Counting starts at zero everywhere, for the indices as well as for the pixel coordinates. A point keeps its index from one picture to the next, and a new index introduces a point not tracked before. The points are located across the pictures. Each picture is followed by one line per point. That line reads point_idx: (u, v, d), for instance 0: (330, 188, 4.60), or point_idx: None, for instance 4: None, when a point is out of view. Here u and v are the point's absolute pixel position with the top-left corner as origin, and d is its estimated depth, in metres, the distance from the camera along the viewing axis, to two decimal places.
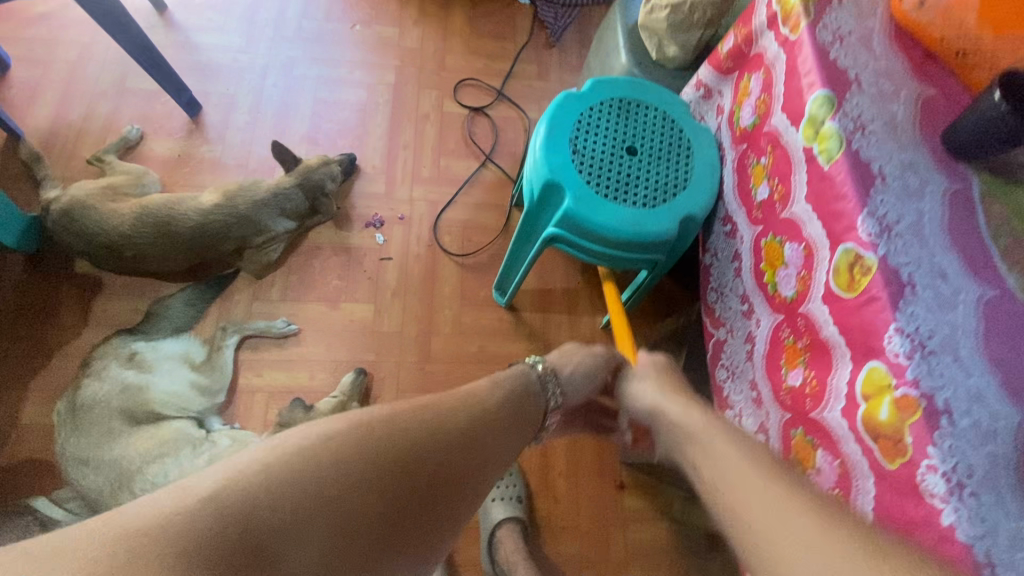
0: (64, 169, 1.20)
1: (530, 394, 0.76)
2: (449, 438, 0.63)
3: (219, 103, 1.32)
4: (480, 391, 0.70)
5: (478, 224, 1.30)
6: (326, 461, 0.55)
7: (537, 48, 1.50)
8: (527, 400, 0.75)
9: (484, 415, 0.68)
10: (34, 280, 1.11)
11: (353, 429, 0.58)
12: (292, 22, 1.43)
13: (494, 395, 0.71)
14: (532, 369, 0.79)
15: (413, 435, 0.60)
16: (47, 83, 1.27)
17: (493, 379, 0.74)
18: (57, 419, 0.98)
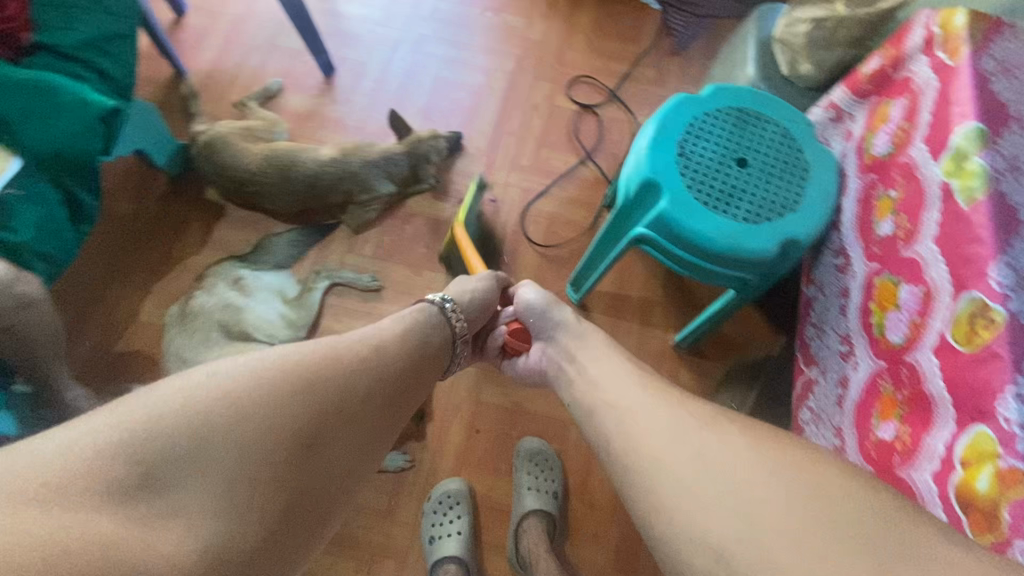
0: (213, 108, 1.35)
1: (431, 325, 0.78)
2: (362, 354, 0.64)
3: (351, 68, 1.42)
4: (378, 328, 0.71)
5: (565, 218, 1.31)
6: (210, 403, 0.51)
7: (659, 54, 1.48)
8: (429, 333, 0.76)
9: (360, 354, 0.64)
10: (171, 199, 1.26)
11: (284, 361, 0.57)
12: (429, 2, 1.51)
13: (397, 334, 0.72)
14: (436, 302, 0.81)
15: (336, 370, 0.60)
16: (214, 32, 1.44)
17: (392, 320, 0.74)
18: (168, 319, 1.12)
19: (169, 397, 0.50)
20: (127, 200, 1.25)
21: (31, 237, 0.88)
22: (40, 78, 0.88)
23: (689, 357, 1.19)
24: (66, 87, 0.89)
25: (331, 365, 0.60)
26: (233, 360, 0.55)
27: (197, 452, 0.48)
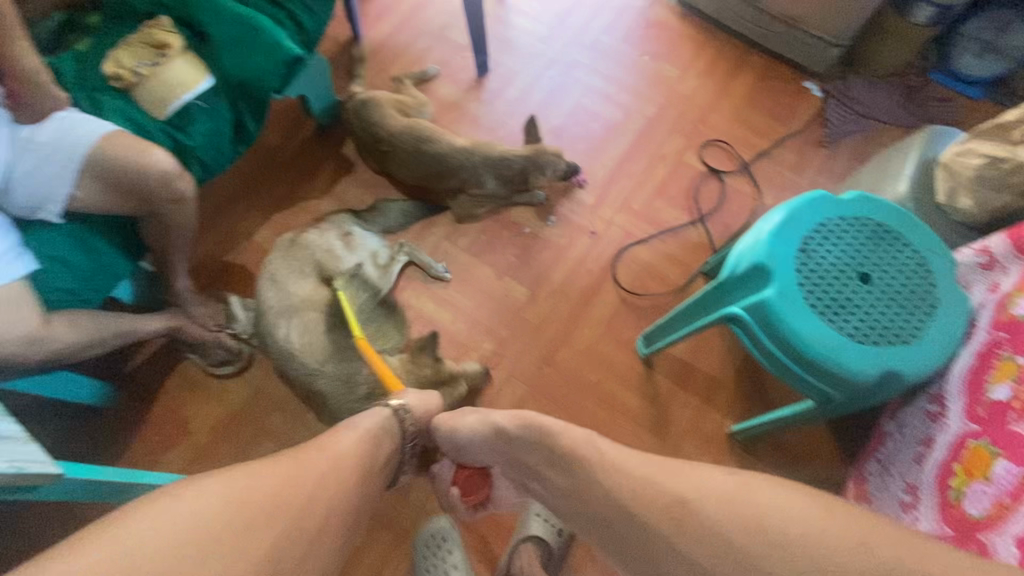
0: (373, 76, 1.48)
1: (387, 433, 0.75)
2: (327, 468, 0.61)
3: (503, 74, 1.49)
4: (338, 441, 0.66)
5: (657, 274, 1.29)
6: (181, 537, 0.48)
7: (804, 141, 1.44)
8: (383, 441, 0.73)
9: (312, 474, 0.59)
10: (312, 143, 1.39)
11: (243, 481, 0.54)
12: (593, 32, 1.55)
13: (353, 446, 0.67)
14: (390, 407, 0.79)
15: (302, 484, 0.57)
16: (396, 10, 1.57)
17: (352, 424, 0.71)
18: (280, 243, 1.23)
19: (126, 543, 0.46)
20: (277, 134, 1.39)
21: (199, 144, 1.01)
22: (249, 18, 1.00)
23: (739, 449, 1.13)
24: (267, 30, 1.01)
25: (288, 491, 0.56)
26: (171, 497, 0.51)
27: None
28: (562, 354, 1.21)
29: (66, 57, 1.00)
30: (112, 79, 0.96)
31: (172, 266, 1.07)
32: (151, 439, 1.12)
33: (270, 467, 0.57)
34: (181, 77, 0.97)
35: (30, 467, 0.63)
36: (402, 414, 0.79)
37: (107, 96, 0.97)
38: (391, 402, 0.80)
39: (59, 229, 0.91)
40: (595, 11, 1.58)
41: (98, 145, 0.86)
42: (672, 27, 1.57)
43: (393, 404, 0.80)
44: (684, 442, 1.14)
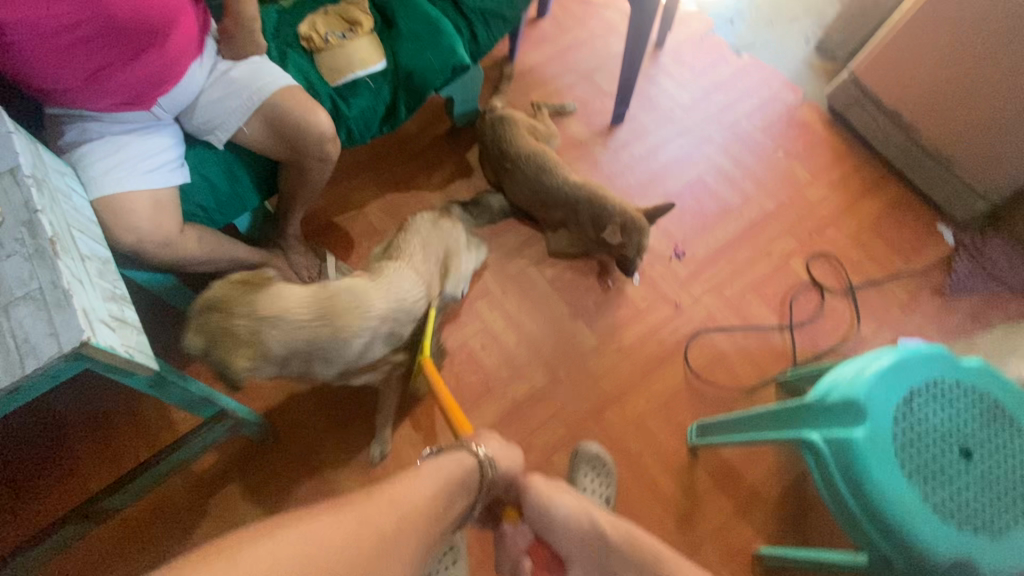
0: (515, 96, 1.55)
1: (465, 488, 0.76)
2: (403, 513, 0.66)
3: (635, 128, 1.53)
4: (413, 489, 0.70)
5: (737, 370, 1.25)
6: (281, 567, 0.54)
7: (921, 283, 1.37)
8: (459, 491, 0.75)
9: (363, 530, 0.61)
10: (441, 140, 1.47)
11: (343, 526, 0.61)
12: (735, 114, 1.56)
13: (426, 495, 0.70)
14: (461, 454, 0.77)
15: (380, 527, 0.63)
16: (554, 43, 1.64)
17: (425, 475, 0.73)
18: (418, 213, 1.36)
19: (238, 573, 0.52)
20: (414, 123, 1.48)
21: (354, 116, 1.10)
22: (436, 20, 1.08)
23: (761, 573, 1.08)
24: (448, 34, 1.08)
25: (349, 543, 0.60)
26: (253, 547, 0.55)
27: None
28: (610, 413, 1.20)
29: (271, 10, 1.12)
30: (303, 40, 1.07)
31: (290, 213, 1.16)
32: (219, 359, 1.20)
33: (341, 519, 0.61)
34: (362, 54, 1.06)
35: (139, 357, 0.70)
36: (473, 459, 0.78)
37: (295, 53, 1.07)
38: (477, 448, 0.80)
39: (217, 154, 1.01)
40: (742, 95, 1.59)
41: (276, 93, 0.95)
42: (815, 131, 1.55)
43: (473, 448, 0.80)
44: (706, 545, 1.10)
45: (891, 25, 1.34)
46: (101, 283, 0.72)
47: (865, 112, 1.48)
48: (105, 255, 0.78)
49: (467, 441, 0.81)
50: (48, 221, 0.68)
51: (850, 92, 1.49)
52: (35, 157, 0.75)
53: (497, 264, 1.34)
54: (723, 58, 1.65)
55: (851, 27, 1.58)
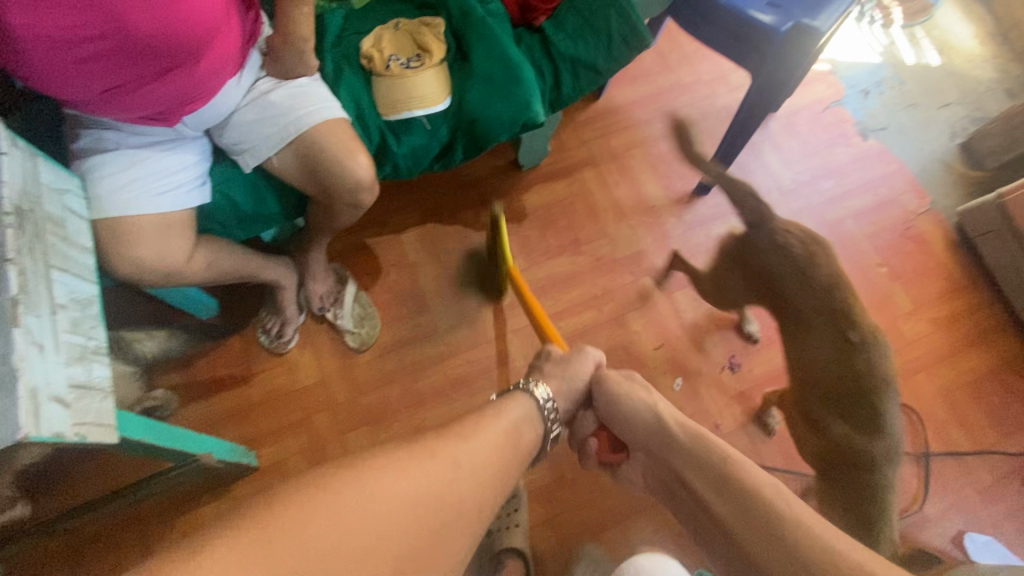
0: (592, 139, 1.38)
1: (527, 421, 0.76)
2: (469, 467, 0.63)
3: (719, 205, 1.32)
4: (481, 433, 0.68)
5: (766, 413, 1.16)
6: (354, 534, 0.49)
7: (1012, 469, 1.16)
8: (522, 430, 0.74)
9: (444, 485, 0.58)
10: (500, 174, 1.33)
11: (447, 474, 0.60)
12: (841, 209, 1.34)
13: (493, 442, 0.68)
14: (535, 398, 0.79)
15: (437, 489, 0.58)
16: (652, 80, 1.43)
17: (489, 439, 0.68)
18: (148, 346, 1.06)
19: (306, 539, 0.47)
20: None
21: (402, 154, 0.97)
22: (516, 64, 0.92)
23: None
24: (527, 86, 0.92)
25: (407, 498, 0.55)
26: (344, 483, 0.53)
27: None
28: (611, 535, 1.08)
29: (337, 11, 1.00)
30: (363, 57, 0.94)
31: (319, 239, 1.06)
32: (219, 369, 1.13)
33: (420, 470, 0.57)
34: (424, 91, 0.92)
35: (90, 437, 0.62)
36: (544, 403, 0.79)
37: (351, 71, 0.94)
38: (532, 388, 0.80)
39: (245, 174, 0.90)
40: (856, 186, 1.36)
41: (319, 126, 0.83)
42: (934, 252, 1.31)
43: (538, 390, 0.80)
44: None
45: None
46: (70, 338, 0.65)
47: (1003, 248, 1.24)
48: (91, 293, 0.71)
49: (522, 388, 0.80)
50: (16, 272, 0.60)
51: (992, 219, 1.24)
52: (27, 177, 0.67)
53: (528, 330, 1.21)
54: (844, 138, 1.41)
55: (1014, 135, 1.32)
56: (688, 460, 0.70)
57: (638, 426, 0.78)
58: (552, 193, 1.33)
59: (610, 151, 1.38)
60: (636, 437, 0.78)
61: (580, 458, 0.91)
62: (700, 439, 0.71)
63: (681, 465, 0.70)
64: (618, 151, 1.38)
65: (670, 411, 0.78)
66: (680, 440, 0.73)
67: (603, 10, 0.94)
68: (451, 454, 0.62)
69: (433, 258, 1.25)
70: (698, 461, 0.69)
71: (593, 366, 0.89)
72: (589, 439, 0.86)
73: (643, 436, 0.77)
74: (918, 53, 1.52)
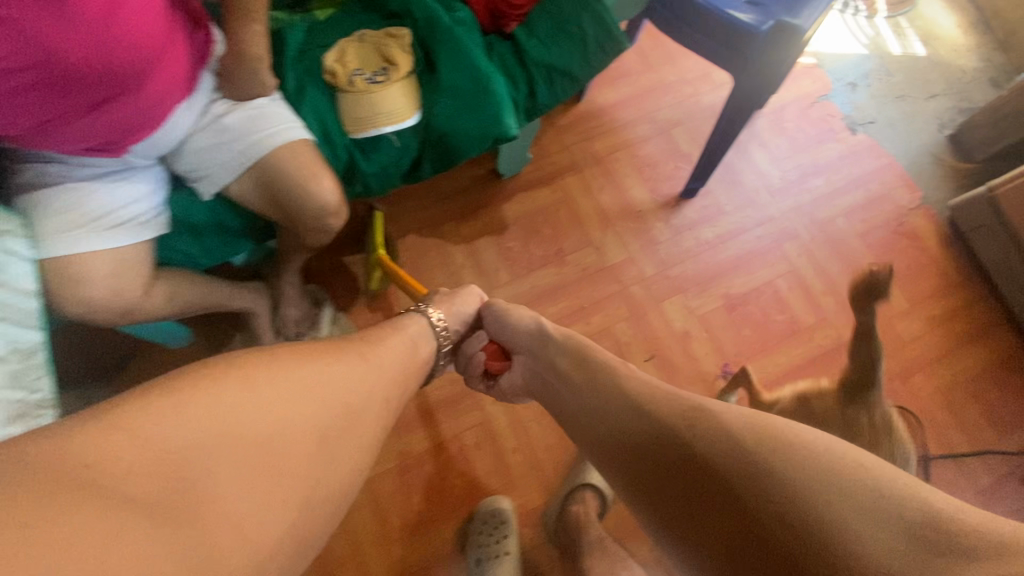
0: (574, 143, 1.34)
1: (426, 342, 0.78)
2: (366, 381, 0.64)
3: (707, 208, 1.28)
4: (386, 343, 0.71)
5: None
6: (243, 422, 0.50)
7: (1012, 470, 1.14)
8: (419, 341, 0.77)
9: (338, 389, 0.60)
10: (479, 184, 1.29)
11: (343, 378, 0.61)
12: (831, 208, 1.30)
13: (400, 350, 0.73)
14: (430, 319, 0.81)
15: (323, 385, 0.58)
16: (634, 79, 1.39)
17: (389, 350, 0.71)
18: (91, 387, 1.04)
19: (203, 407, 0.49)
20: None
21: (373, 172, 0.93)
22: (486, 76, 0.88)
23: None
24: (499, 99, 0.88)
25: (297, 390, 0.56)
26: (228, 372, 0.53)
27: (228, 488, 0.47)
28: None
29: (298, 24, 0.95)
30: (326, 73, 0.89)
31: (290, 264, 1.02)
32: None
33: (310, 375, 0.58)
34: (391, 106, 0.87)
35: None
36: (440, 328, 0.81)
37: (313, 87, 0.90)
38: (429, 311, 0.81)
39: (203, 201, 0.85)
40: (846, 183, 1.32)
41: (278, 150, 0.78)
42: (927, 249, 1.28)
43: (432, 313, 0.82)
44: None
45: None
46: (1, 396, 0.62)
47: (997, 244, 1.21)
48: (37, 340, 0.68)
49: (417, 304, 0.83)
50: None
51: (978, 213, 1.22)
52: None
53: None
54: (833, 133, 1.37)
55: (1002, 126, 1.29)
56: (561, 351, 0.76)
57: (521, 332, 0.82)
58: (534, 202, 1.29)
59: (593, 155, 1.33)
60: (518, 345, 0.82)
61: (466, 375, 0.90)
62: (573, 339, 0.76)
63: (573, 372, 0.72)
64: (601, 155, 1.33)
65: (549, 323, 0.81)
66: (566, 344, 0.76)
67: (576, 16, 0.90)
68: (334, 362, 0.62)
69: (412, 274, 1.21)
70: (576, 357, 0.74)
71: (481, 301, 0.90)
72: (476, 353, 0.86)
73: (524, 342, 0.81)
74: (903, 43, 1.49)
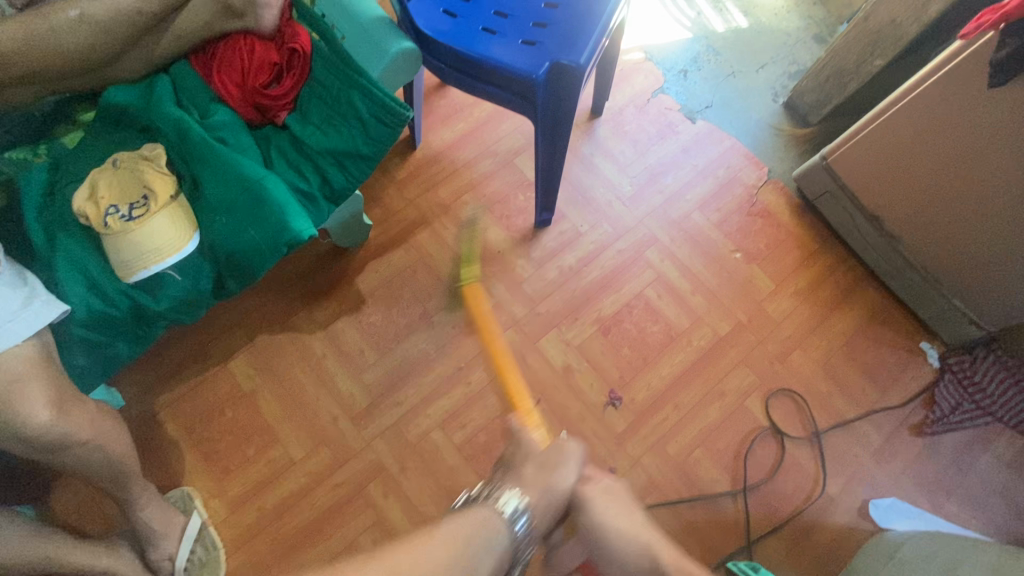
0: (419, 195, 1.28)
1: (490, 547, 0.65)
2: None
3: (564, 233, 1.26)
4: (429, 546, 0.61)
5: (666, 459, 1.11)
6: None
7: (899, 423, 1.17)
8: (484, 554, 0.64)
9: None
10: (325, 263, 1.21)
11: None
12: (682, 207, 1.29)
13: (447, 548, 0.62)
14: (507, 515, 0.68)
15: None
16: (467, 115, 1.35)
17: (442, 544, 0.62)
18: None
19: None
20: None
21: (166, 308, 0.81)
22: (256, 183, 0.80)
23: None
24: (277, 205, 0.79)
25: None
26: None
27: None
28: None
29: (43, 163, 0.84)
30: (79, 216, 0.78)
31: (127, 480, 0.86)
32: None
33: None
34: (157, 240, 0.78)
35: None
36: (518, 525, 0.68)
37: (67, 235, 0.79)
38: (506, 503, 0.69)
39: None
40: (694, 177, 1.32)
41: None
42: (781, 224, 1.29)
43: (514, 506, 0.69)
44: None
45: (893, 103, 1.05)
46: None
47: (841, 208, 1.24)
48: None
49: (501, 495, 0.70)
50: None
51: (823, 181, 1.24)
52: None
53: (394, 429, 1.11)
54: (672, 127, 1.36)
55: (828, 88, 1.29)
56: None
57: (615, 569, 0.73)
58: (388, 268, 1.22)
59: (440, 203, 1.27)
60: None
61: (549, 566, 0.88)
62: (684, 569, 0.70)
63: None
64: (449, 202, 1.28)
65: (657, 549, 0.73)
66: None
67: (344, 95, 0.82)
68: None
69: (271, 379, 1.12)
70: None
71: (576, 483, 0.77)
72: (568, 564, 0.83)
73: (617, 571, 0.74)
74: (726, 18, 1.49)
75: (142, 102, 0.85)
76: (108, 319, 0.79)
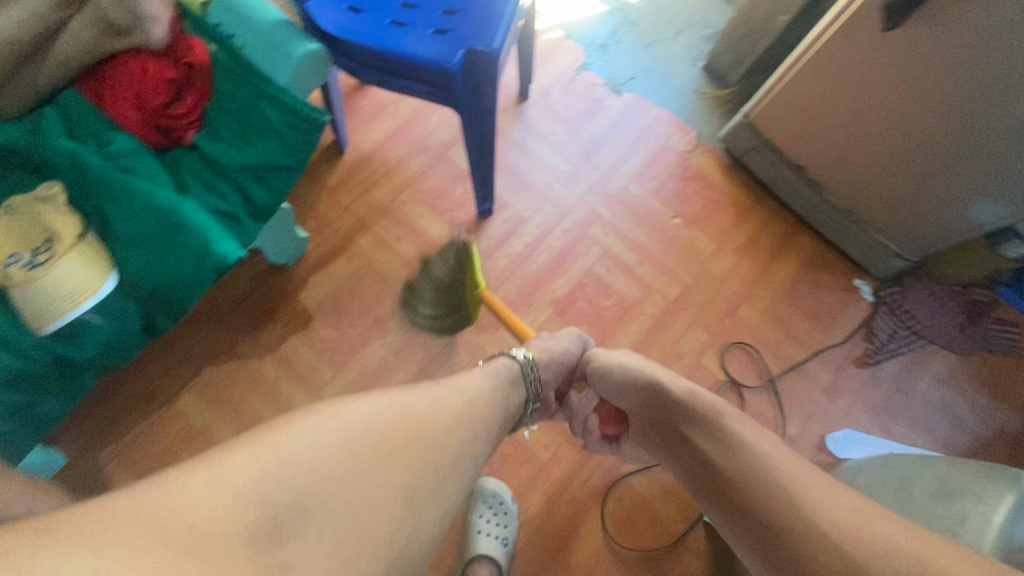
0: (354, 200, 1.24)
1: (509, 382, 0.78)
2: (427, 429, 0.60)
3: (507, 221, 1.25)
4: (458, 385, 0.70)
5: None
6: (309, 476, 0.48)
7: (845, 358, 1.24)
8: (505, 389, 0.77)
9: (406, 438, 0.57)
10: (265, 284, 1.16)
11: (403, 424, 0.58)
12: (619, 180, 1.31)
13: (476, 390, 0.71)
14: (515, 359, 0.82)
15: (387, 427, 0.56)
16: (393, 112, 1.31)
17: (452, 383, 0.69)
18: None
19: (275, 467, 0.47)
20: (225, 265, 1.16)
21: (94, 353, 0.77)
22: (173, 211, 0.75)
23: None
24: (197, 230, 0.76)
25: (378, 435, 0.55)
26: (294, 436, 0.51)
27: (304, 527, 0.45)
28: None
29: None
30: None
31: None
32: None
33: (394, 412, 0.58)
34: (71, 284, 0.72)
35: None
36: (525, 366, 0.82)
37: None
38: (514, 353, 0.83)
39: None
40: (627, 149, 1.33)
41: None
42: (715, 184, 1.33)
43: (519, 353, 0.83)
44: None
45: (803, 52, 1.09)
46: None
47: (767, 162, 1.29)
48: None
49: (506, 351, 0.84)
50: None
51: (747, 138, 1.28)
52: None
53: None
54: (599, 103, 1.37)
55: (741, 48, 1.33)
56: (689, 416, 0.74)
57: (627, 387, 0.83)
58: (332, 279, 1.18)
59: (377, 206, 1.24)
60: (625, 395, 0.84)
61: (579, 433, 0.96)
62: (696, 395, 0.76)
63: (656, 411, 0.78)
64: (386, 203, 1.24)
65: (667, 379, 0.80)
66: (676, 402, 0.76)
67: (252, 103, 0.80)
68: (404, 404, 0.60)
69: (224, 411, 1.07)
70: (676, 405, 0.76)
71: (578, 351, 0.93)
72: (591, 416, 0.92)
73: (641, 402, 0.81)
74: None
75: (32, 137, 0.77)
76: (28, 377, 0.74)
